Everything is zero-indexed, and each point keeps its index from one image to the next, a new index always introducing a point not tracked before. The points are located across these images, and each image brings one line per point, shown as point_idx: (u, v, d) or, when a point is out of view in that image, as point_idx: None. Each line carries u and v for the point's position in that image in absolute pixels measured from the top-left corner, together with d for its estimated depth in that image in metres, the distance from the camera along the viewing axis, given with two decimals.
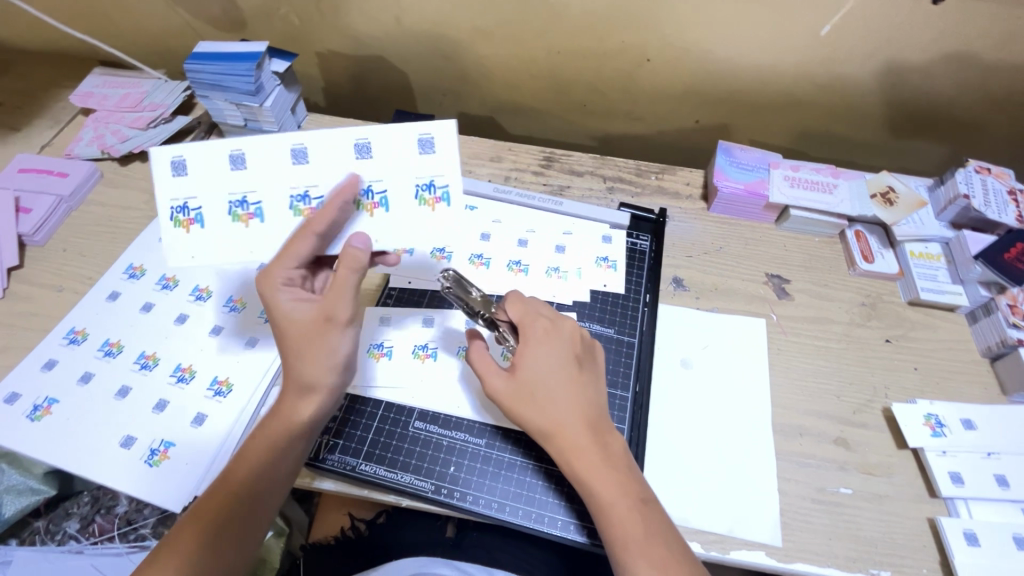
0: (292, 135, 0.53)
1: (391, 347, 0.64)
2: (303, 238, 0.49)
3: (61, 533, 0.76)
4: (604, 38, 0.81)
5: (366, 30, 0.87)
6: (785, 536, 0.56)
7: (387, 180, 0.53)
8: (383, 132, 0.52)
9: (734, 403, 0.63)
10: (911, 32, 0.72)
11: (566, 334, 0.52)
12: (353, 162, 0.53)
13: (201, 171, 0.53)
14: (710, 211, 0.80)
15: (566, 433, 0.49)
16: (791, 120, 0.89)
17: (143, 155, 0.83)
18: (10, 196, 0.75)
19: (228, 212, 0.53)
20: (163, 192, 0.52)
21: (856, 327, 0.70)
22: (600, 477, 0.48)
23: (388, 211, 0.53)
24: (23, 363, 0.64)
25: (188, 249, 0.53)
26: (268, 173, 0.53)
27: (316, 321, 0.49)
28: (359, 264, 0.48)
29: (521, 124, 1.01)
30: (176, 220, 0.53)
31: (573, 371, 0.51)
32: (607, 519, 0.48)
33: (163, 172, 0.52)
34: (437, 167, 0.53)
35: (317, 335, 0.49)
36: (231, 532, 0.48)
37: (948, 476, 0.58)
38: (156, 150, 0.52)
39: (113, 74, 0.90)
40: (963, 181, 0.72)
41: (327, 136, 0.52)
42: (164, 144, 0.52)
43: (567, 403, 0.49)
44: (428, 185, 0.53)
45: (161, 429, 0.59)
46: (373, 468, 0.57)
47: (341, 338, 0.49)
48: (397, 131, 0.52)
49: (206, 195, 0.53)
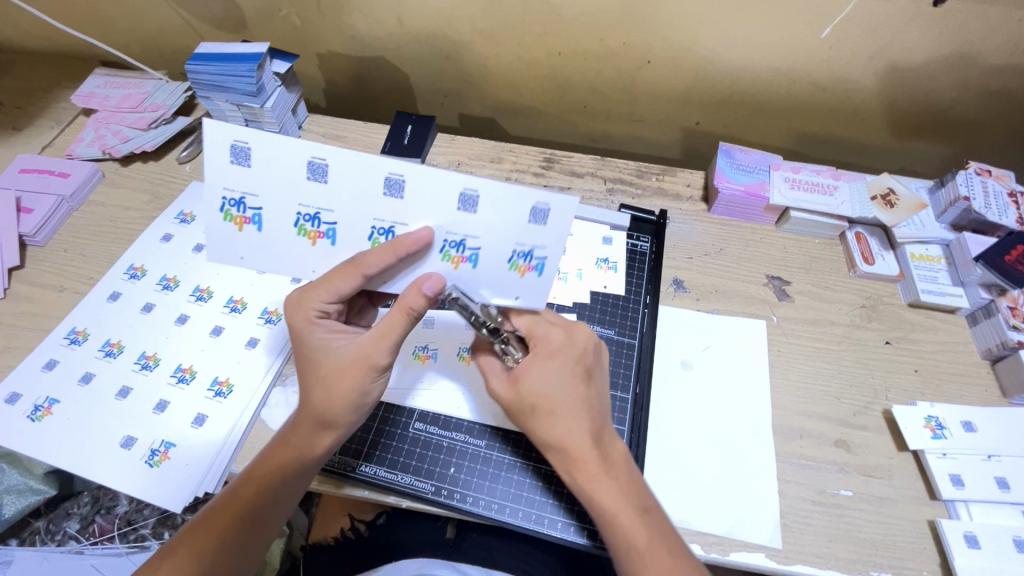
0: (390, 162, 0.44)
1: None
2: (351, 279, 0.47)
3: (60, 534, 0.77)
4: (605, 40, 0.81)
5: (367, 31, 0.87)
6: (785, 537, 0.56)
7: (484, 237, 0.46)
8: (499, 190, 0.44)
9: (734, 405, 0.63)
10: (911, 34, 0.72)
11: (574, 346, 0.51)
12: (451, 212, 0.45)
13: (267, 166, 0.44)
14: (711, 212, 0.80)
15: (572, 445, 0.48)
16: (792, 122, 0.89)
17: (144, 155, 0.83)
18: (12, 197, 0.75)
19: (294, 225, 0.47)
20: (216, 176, 0.45)
21: (857, 328, 0.70)
22: (603, 487, 0.48)
23: (474, 266, 0.48)
24: (24, 363, 0.64)
25: (240, 248, 0.49)
26: (346, 194, 0.45)
27: (350, 362, 0.49)
28: (409, 307, 0.47)
29: (521, 125, 1.01)
30: (229, 214, 0.47)
31: (581, 384, 0.50)
32: (610, 526, 0.48)
33: (220, 156, 0.44)
34: (541, 239, 0.46)
35: (348, 376, 0.49)
36: (241, 546, 0.49)
37: (948, 478, 0.58)
38: (215, 125, 0.43)
39: (114, 74, 0.90)
40: (964, 183, 0.72)
41: (430, 175, 0.44)
42: (223, 123, 0.43)
43: (572, 415, 0.49)
44: (456, 244, 0.47)
45: (161, 429, 0.59)
46: (373, 468, 0.58)
47: (374, 381, 0.50)
48: (513, 194, 0.44)
49: (269, 198, 0.46)
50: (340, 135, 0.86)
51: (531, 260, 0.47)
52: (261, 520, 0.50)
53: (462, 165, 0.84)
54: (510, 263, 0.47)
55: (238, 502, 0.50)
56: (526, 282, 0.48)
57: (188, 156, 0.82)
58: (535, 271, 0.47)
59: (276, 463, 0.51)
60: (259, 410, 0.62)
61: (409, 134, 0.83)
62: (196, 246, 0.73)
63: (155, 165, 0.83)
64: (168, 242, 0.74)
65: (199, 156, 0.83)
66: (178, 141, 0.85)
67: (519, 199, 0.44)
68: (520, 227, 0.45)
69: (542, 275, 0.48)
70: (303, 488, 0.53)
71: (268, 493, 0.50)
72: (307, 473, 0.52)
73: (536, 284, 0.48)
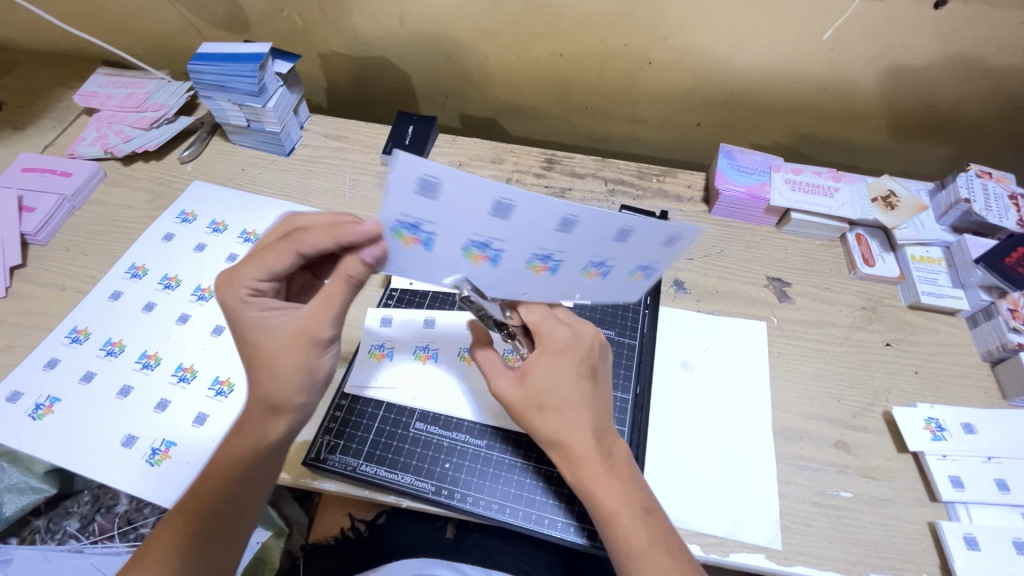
0: (571, 206, 0.41)
1: (392, 348, 0.64)
2: (286, 257, 0.47)
3: (61, 532, 0.78)
4: (607, 40, 0.81)
5: (370, 31, 0.87)
6: (785, 538, 0.56)
7: (619, 258, 0.47)
8: (655, 227, 0.44)
9: (734, 406, 0.63)
10: (911, 37, 0.73)
11: (578, 345, 0.52)
12: (606, 242, 0.45)
13: (456, 202, 0.40)
14: (711, 214, 0.80)
15: (573, 445, 0.49)
16: (793, 123, 0.89)
17: (146, 155, 0.83)
18: (13, 195, 0.75)
19: (462, 248, 0.44)
20: (396, 206, 0.40)
21: (857, 330, 0.70)
22: (605, 486, 0.48)
23: (605, 278, 0.50)
24: (24, 363, 0.64)
25: (406, 263, 0.46)
26: (524, 227, 0.43)
27: (290, 336, 0.47)
28: (348, 275, 0.45)
29: (522, 126, 1.01)
30: (399, 235, 0.43)
31: (584, 384, 0.50)
32: (610, 527, 0.48)
33: (406, 185, 0.39)
34: (664, 259, 0.48)
35: (289, 351, 0.47)
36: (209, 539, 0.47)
37: (948, 480, 0.58)
38: (408, 158, 0.37)
39: (116, 74, 0.91)
40: (964, 185, 0.72)
41: (604, 217, 0.42)
42: (416, 160, 0.37)
43: (574, 415, 0.49)
44: (598, 264, 0.47)
45: (162, 428, 0.59)
46: (374, 468, 0.58)
47: (320, 356, 0.48)
48: (665, 230, 0.44)
49: (448, 225, 0.42)
50: (341, 135, 0.86)
51: (647, 271, 0.49)
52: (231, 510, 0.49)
53: (463, 166, 0.84)
54: (630, 273, 0.49)
55: (200, 498, 0.48)
56: (637, 285, 0.51)
57: (190, 156, 0.83)
58: (646, 277, 0.50)
59: (230, 455, 0.49)
60: None
61: (410, 134, 0.83)
62: (198, 245, 0.73)
63: (157, 164, 0.83)
64: (170, 241, 0.74)
65: (200, 155, 0.84)
66: (181, 141, 0.85)
67: (662, 233, 0.45)
68: (652, 250, 0.47)
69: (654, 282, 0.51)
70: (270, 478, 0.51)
71: (223, 484, 0.48)
72: (262, 458, 0.50)
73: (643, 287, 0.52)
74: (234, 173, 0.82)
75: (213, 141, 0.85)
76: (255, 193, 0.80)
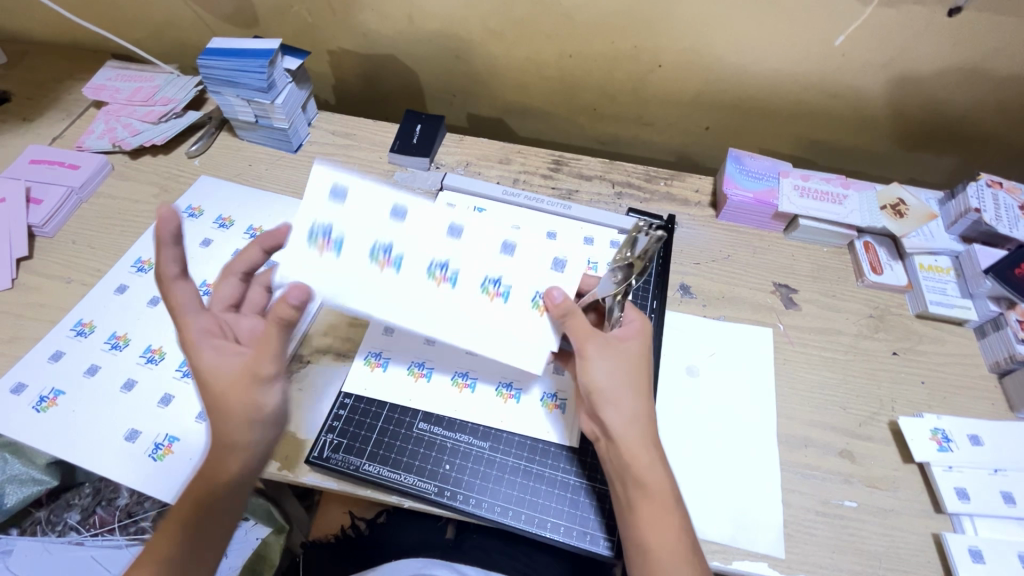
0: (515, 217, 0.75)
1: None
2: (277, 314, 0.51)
3: (61, 524, 0.80)
4: (616, 42, 0.81)
5: (379, 29, 0.87)
6: (788, 547, 0.55)
7: (596, 256, 0.72)
8: (594, 228, 0.75)
9: (739, 412, 0.63)
10: (924, 44, 0.72)
11: (629, 340, 0.53)
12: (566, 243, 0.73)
13: None
14: (719, 218, 0.80)
15: (627, 441, 0.49)
16: (802, 129, 0.89)
17: (154, 148, 0.83)
18: (21, 186, 0.76)
19: None
20: None
21: (864, 338, 0.69)
22: (656, 481, 0.49)
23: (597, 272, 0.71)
24: (28, 355, 0.64)
25: None
26: None
27: (236, 378, 0.48)
28: (280, 319, 0.46)
29: (530, 126, 1.00)
30: None
31: (641, 377, 0.52)
32: (649, 511, 0.48)
33: None
34: None
35: (234, 388, 0.47)
36: (200, 533, 0.47)
37: (954, 491, 0.57)
38: (443, 195, 0.78)
39: (125, 67, 0.91)
40: (974, 195, 0.71)
41: (544, 219, 0.75)
42: (444, 195, 0.77)
43: (634, 405, 0.50)
44: (586, 261, 0.71)
45: (166, 423, 0.59)
46: (377, 468, 0.57)
47: (267, 391, 0.48)
48: (602, 231, 0.74)
49: None
50: (349, 133, 0.86)
51: None
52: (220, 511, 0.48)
53: (470, 166, 0.83)
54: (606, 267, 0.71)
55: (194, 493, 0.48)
56: None
57: (197, 150, 0.83)
58: None
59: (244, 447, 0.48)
60: None
61: (418, 133, 0.83)
62: (205, 240, 0.73)
63: (165, 158, 0.83)
64: None
65: (208, 150, 0.84)
66: (188, 135, 0.85)
67: (606, 236, 0.74)
68: (605, 250, 0.73)
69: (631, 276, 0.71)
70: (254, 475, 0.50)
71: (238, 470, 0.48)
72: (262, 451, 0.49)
73: (626, 283, 0.70)
74: (241, 169, 0.82)
75: (221, 136, 0.85)
76: (262, 189, 0.80)
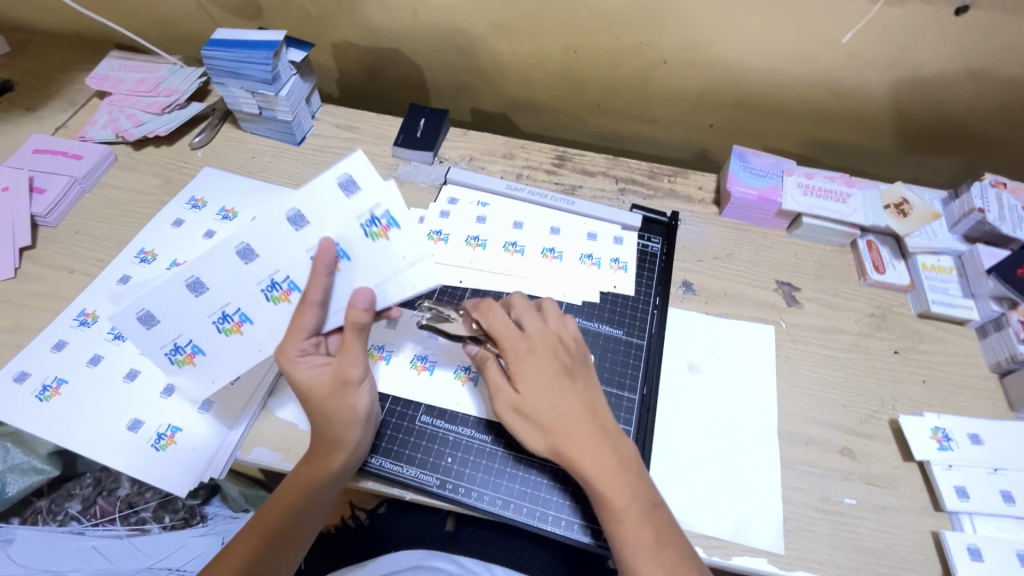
0: (520, 212, 0.75)
1: (240, 311, 0.57)
2: (310, 311, 0.52)
3: (62, 514, 0.81)
4: (621, 38, 0.80)
5: (383, 22, 0.87)
6: (787, 543, 0.56)
7: (599, 251, 0.72)
8: (599, 223, 0.75)
9: (739, 409, 0.63)
10: (930, 43, 0.72)
11: (546, 346, 0.54)
12: (570, 240, 0.73)
13: (458, 218, 0.74)
14: (722, 216, 0.79)
15: (572, 447, 0.50)
16: (806, 127, 0.89)
17: (157, 139, 0.83)
18: (24, 176, 0.75)
19: (428, 235, 0.72)
20: (425, 217, 0.74)
21: (866, 337, 0.70)
22: (618, 497, 0.49)
23: (599, 268, 0.71)
24: (32, 344, 0.64)
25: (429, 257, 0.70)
26: (497, 227, 0.73)
27: (328, 386, 0.52)
28: (355, 322, 0.51)
29: (534, 121, 1.00)
30: (431, 236, 0.72)
31: (564, 382, 0.52)
32: (616, 517, 0.49)
33: (434, 209, 0.75)
34: (625, 252, 0.72)
35: (330, 399, 0.52)
36: (275, 550, 0.53)
37: (953, 490, 0.57)
38: (446, 188, 0.77)
39: (129, 58, 0.90)
40: (978, 195, 0.71)
41: (548, 214, 0.75)
42: (448, 189, 0.77)
43: (565, 414, 0.51)
44: (589, 256, 0.71)
45: (169, 413, 0.60)
46: (379, 460, 0.57)
47: (357, 395, 0.53)
48: (605, 226, 0.74)
49: (454, 225, 0.73)
50: (352, 126, 0.86)
51: (618, 262, 0.71)
52: (294, 531, 0.54)
53: (474, 160, 0.83)
54: (608, 263, 0.71)
55: (268, 519, 0.54)
56: (622, 277, 0.70)
57: (201, 142, 0.82)
58: (622, 268, 0.71)
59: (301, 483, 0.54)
60: (267, 396, 0.62)
61: (422, 127, 0.83)
62: (207, 231, 0.73)
63: (168, 149, 0.83)
64: (180, 227, 0.74)
65: (212, 142, 0.83)
66: (192, 126, 0.85)
67: (608, 231, 0.74)
68: (608, 245, 0.73)
69: (633, 272, 0.71)
70: (332, 499, 0.55)
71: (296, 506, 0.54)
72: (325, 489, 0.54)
73: (629, 279, 0.70)
74: (245, 161, 0.82)
75: (224, 128, 0.85)
76: (265, 181, 0.79)
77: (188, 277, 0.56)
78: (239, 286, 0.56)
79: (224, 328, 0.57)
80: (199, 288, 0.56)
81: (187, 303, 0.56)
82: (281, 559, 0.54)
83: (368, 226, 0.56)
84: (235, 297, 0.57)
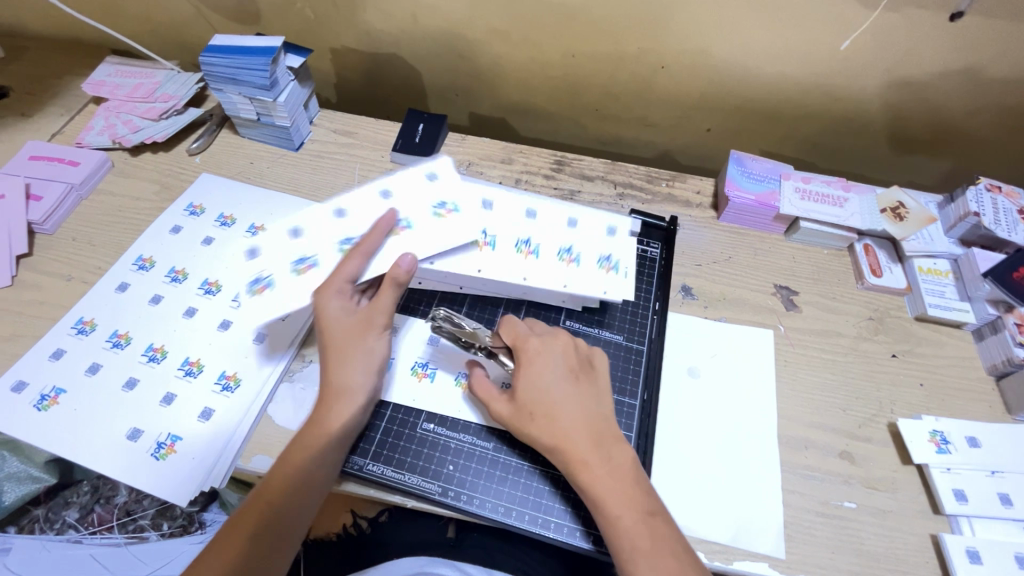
0: None
1: (314, 257, 0.60)
2: (348, 264, 0.57)
3: (59, 522, 0.81)
4: (620, 43, 0.81)
5: (382, 27, 0.87)
6: (787, 548, 0.56)
7: None
8: None
9: (739, 413, 0.63)
10: (926, 50, 0.73)
11: (559, 350, 0.56)
12: None
13: None
14: (720, 220, 0.80)
15: (570, 446, 0.51)
16: (803, 132, 0.89)
17: (154, 145, 0.83)
18: (20, 183, 0.75)
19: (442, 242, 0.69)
20: None
21: (863, 340, 0.70)
22: (612, 500, 0.49)
23: None
24: (30, 352, 0.64)
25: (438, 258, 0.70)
26: None
27: (354, 325, 0.55)
28: (395, 278, 0.56)
29: (531, 126, 1.00)
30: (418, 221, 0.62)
31: (571, 385, 0.54)
32: (612, 524, 0.49)
33: None
34: None
35: (353, 337, 0.55)
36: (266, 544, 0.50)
37: (952, 493, 0.58)
38: None
39: (125, 63, 0.90)
40: (973, 199, 0.72)
41: None
42: None
43: (568, 414, 0.52)
44: None
45: (168, 423, 0.59)
46: (381, 468, 0.57)
47: (379, 339, 0.57)
48: None
49: None
50: (351, 131, 0.86)
51: None
52: (278, 526, 0.51)
53: (472, 165, 0.83)
54: None
55: (262, 501, 0.51)
56: None
57: (199, 148, 0.82)
58: None
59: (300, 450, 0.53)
60: (266, 405, 0.61)
61: (421, 132, 0.83)
62: (206, 238, 0.73)
63: (165, 155, 0.82)
64: (178, 234, 0.74)
65: (209, 147, 0.83)
66: (189, 132, 0.85)
67: None
68: None
69: None
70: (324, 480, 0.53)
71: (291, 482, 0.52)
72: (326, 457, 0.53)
73: None
74: (243, 167, 0.81)
75: (222, 134, 0.85)
76: (264, 186, 0.79)
77: (288, 225, 0.61)
78: (316, 236, 0.61)
79: (294, 268, 0.59)
80: (293, 233, 0.61)
81: (273, 235, 0.60)
82: (274, 558, 0.50)
83: (436, 210, 0.63)
84: (311, 243, 0.60)
